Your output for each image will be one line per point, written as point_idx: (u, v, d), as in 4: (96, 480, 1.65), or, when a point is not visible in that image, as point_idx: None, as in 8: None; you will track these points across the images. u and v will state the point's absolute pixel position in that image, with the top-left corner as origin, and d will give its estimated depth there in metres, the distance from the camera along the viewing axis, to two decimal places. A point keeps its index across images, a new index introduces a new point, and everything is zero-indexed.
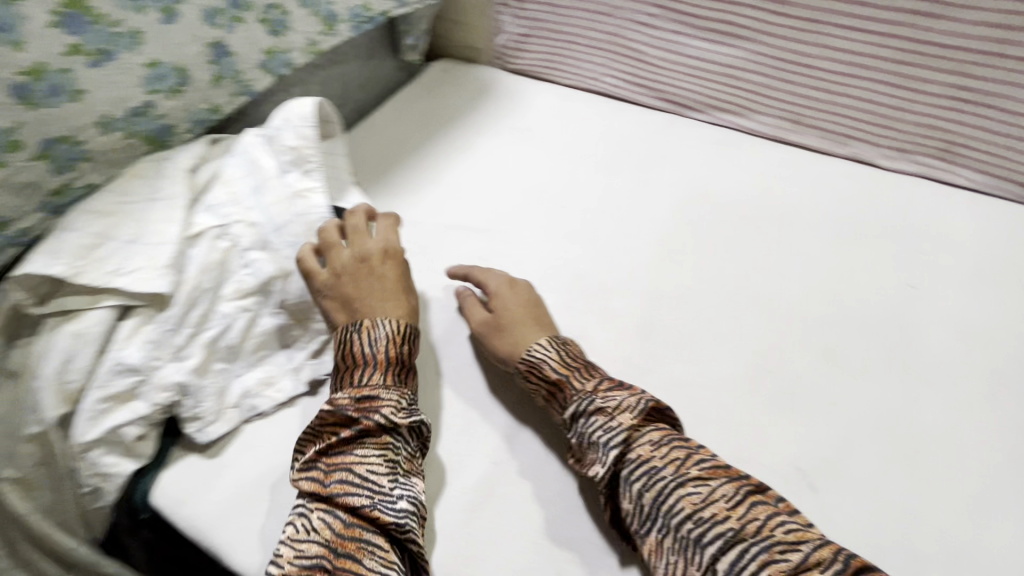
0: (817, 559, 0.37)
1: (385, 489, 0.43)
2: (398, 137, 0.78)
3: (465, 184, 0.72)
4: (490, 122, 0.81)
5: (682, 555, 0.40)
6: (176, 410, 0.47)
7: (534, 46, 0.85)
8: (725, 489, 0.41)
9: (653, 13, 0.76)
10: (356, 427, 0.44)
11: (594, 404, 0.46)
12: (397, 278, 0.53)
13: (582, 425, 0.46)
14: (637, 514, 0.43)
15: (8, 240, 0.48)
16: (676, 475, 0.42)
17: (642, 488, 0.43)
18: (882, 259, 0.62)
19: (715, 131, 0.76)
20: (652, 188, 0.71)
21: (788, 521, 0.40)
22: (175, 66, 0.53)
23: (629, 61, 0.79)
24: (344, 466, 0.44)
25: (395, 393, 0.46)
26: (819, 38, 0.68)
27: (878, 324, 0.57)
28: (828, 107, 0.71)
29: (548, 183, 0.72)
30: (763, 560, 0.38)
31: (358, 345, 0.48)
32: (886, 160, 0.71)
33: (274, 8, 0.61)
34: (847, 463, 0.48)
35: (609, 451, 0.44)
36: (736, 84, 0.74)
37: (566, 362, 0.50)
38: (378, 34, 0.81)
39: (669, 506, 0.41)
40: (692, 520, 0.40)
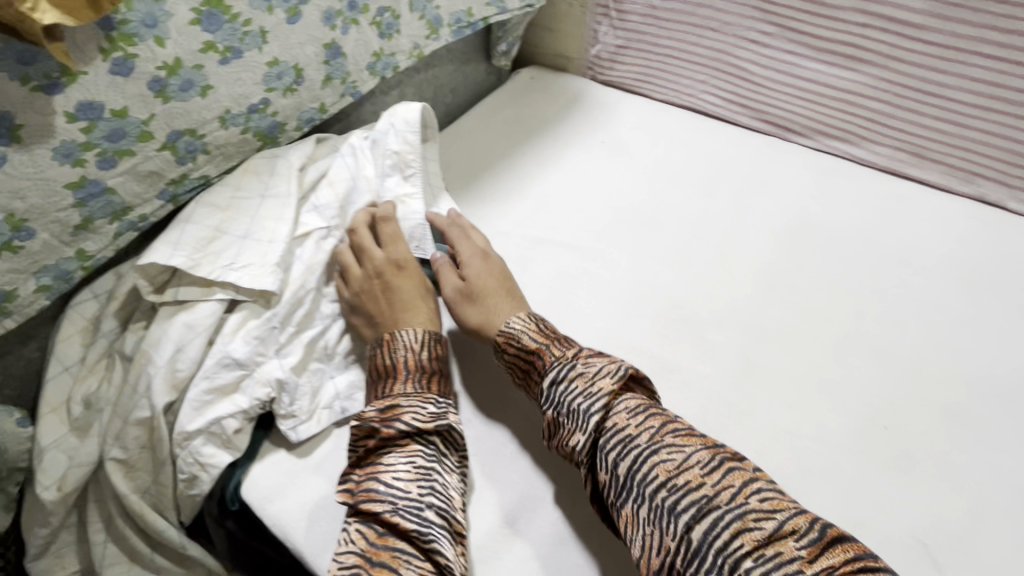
0: (791, 529, 0.35)
1: (411, 496, 0.41)
2: (486, 143, 0.78)
3: (552, 196, 0.71)
4: (580, 133, 0.79)
5: (657, 526, 0.38)
6: (273, 407, 0.48)
7: (630, 58, 0.82)
8: (700, 457, 0.39)
9: (767, 31, 0.70)
10: (378, 436, 0.44)
11: (574, 370, 0.46)
12: (419, 290, 0.52)
13: (559, 392, 0.45)
14: (613, 485, 0.41)
15: (131, 225, 0.49)
16: (650, 443, 0.41)
17: (617, 457, 0.41)
18: (1014, 313, 0.57)
19: (821, 159, 0.72)
20: (752, 215, 0.67)
21: (764, 490, 0.38)
22: (293, 65, 0.54)
23: (734, 80, 0.75)
24: (373, 475, 0.43)
25: (416, 400, 0.46)
26: (959, 67, 0.61)
27: (1011, 387, 0.52)
28: (953, 141, 0.65)
29: (640, 201, 0.69)
30: (738, 529, 0.36)
31: (380, 358, 0.48)
32: (1017, 203, 0.65)
33: (386, 11, 0.61)
34: (976, 542, 0.44)
35: (589, 417, 0.43)
36: (853, 111, 0.69)
37: (544, 333, 0.49)
38: (474, 39, 0.81)
39: (643, 474, 0.39)
40: (665, 488, 0.38)
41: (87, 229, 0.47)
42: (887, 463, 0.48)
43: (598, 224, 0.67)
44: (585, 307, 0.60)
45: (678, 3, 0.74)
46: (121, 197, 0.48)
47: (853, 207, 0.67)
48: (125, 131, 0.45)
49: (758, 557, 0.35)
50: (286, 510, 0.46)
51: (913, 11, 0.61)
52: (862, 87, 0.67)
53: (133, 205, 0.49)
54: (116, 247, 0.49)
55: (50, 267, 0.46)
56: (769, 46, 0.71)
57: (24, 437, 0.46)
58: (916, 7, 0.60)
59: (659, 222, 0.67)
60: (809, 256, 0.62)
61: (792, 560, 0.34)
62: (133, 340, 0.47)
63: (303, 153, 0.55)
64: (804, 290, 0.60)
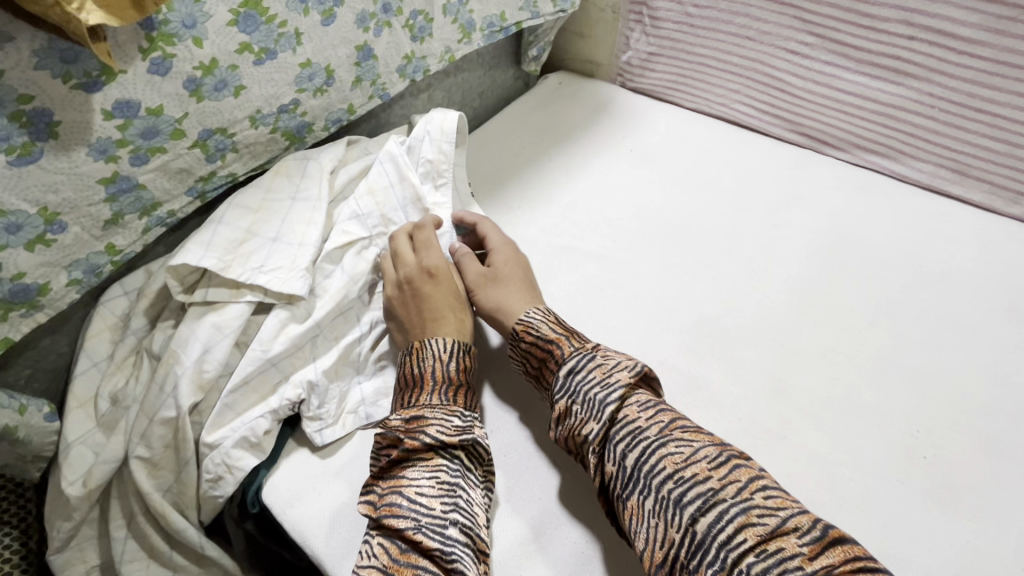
0: (794, 525, 0.34)
1: (436, 513, 0.40)
2: (513, 148, 0.77)
3: (581, 204, 0.70)
4: (607, 141, 0.78)
5: (662, 517, 0.37)
6: (301, 408, 0.48)
7: (661, 66, 0.81)
8: (708, 452, 0.39)
9: (807, 41, 0.68)
10: (401, 448, 0.43)
11: (593, 361, 0.46)
12: (450, 297, 0.52)
13: (576, 381, 0.45)
14: (620, 476, 0.41)
15: (160, 221, 0.50)
16: (659, 435, 0.41)
17: (626, 448, 0.41)
18: None
19: (858, 175, 0.70)
20: (785, 230, 0.65)
21: (769, 488, 0.37)
22: (324, 67, 0.54)
23: (768, 90, 0.74)
24: (396, 489, 0.42)
25: (442, 412, 0.45)
26: (1009, 83, 0.59)
27: None
28: (1000, 159, 0.63)
29: (668, 212, 0.68)
30: (740, 523, 0.35)
31: (409, 367, 0.48)
32: None
33: (420, 14, 0.61)
34: None
35: (605, 407, 0.43)
36: (893, 125, 0.67)
37: (561, 326, 0.50)
38: (504, 43, 0.80)
39: (650, 466, 0.39)
40: (672, 480, 0.38)
41: (118, 224, 0.47)
42: (924, 494, 0.46)
43: (627, 234, 0.66)
44: (611, 320, 0.58)
45: (714, 10, 0.72)
46: (150, 193, 0.48)
47: (892, 225, 0.64)
48: (159, 129, 0.46)
49: (760, 552, 0.34)
50: (305, 515, 0.46)
51: (963, 24, 0.58)
52: (904, 101, 0.65)
53: (162, 201, 0.49)
54: (144, 243, 0.50)
55: (80, 261, 0.46)
56: (807, 57, 0.69)
57: (49, 429, 0.47)
58: (967, 20, 0.58)
59: (690, 234, 0.66)
60: (845, 274, 0.61)
61: (792, 556, 0.33)
62: (161, 338, 0.47)
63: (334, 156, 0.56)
64: (839, 310, 0.58)
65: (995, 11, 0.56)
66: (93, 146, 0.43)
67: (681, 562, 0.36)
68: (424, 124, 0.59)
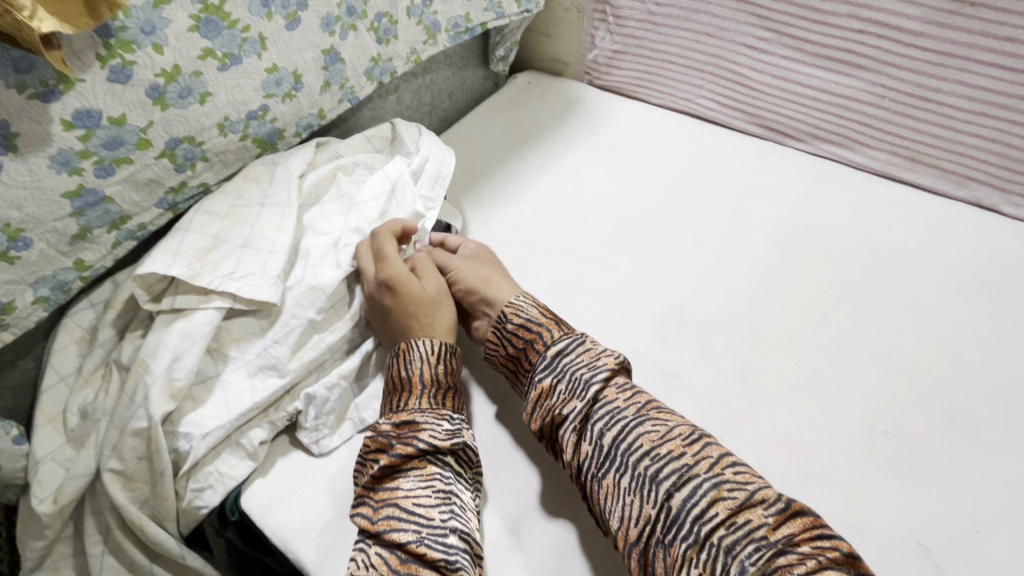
0: (761, 498, 0.37)
1: (434, 522, 0.41)
2: (484, 149, 0.78)
3: (552, 201, 0.71)
4: (577, 138, 0.79)
5: (638, 494, 0.39)
6: (298, 420, 0.50)
7: (627, 64, 0.82)
8: (682, 430, 0.42)
9: (764, 37, 0.70)
10: (395, 453, 0.44)
11: (583, 345, 0.48)
12: (420, 301, 0.52)
13: (564, 363, 0.47)
14: (596, 455, 0.42)
15: (129, 234, 0.49)
16: (637, 415, 0.43)
17: (604, 428, 0.43)
18: (1011, 315, 0.57)
19: (817, 163, 0.73)
20: (750, 221, 0.67)
21: (738, 465, 0.40)
22: (291, 72, 0.54)
23: (730, 85, 0.76)
24: (392, 501, 0.43)
25: (432, 416, 0.46)
26: (954, 73, 0.62)
27: (1009, 389, 0.52)
28: (948, 146, 0.66)
29: (639, 207, 0.70)
30: (713, 498, 0.37)
31: (397, 370, 0.48)
32: (1011, 207, 0.66)
33: (385, 17, 0.61)
34: (980, 543, 0.44)
35: (589, 387, 0.45)
36: (847, 115, 0.70)
37: (547, 313, 0.51)
38: (471, 44, 0.81)
39: (627, 444, 0.41)
40: (648, 457, 0.40)
41: (86, 239, 0.46)
42: (887, 466, 0.48)
43: (599, 231, 0.67)
44: (586, 313, 0.60)
45: (675, 8, 0.74)
46: (119, 206, 0.47)
47: (851, 211, 0.67)
48: (124, 138, 0.45)
49: (730, 525, 0.36)
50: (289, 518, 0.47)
51: (908, 17, 0.61)
52: (858, 91, 0.68)
53: (131, 214, 0.48)
54: (115, 257, 0.49)
55: (47, 278, 0.45)
56: (766, 50, 0.71)
57: (19, 453, 0.46)
58: (912, 13, 0.61)
59: (660, 227, 0.67)
60: (806, 260, 0.63)
61: (759, 527, 0.36)
62: (130, 349, 0.46)
63: (304, 161, 0.55)
64: (804, 295, 0.60)
65: (936, 4, 0.59)
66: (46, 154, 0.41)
67: (656, 537, 0.38)
68: (422, 157, 0.61)
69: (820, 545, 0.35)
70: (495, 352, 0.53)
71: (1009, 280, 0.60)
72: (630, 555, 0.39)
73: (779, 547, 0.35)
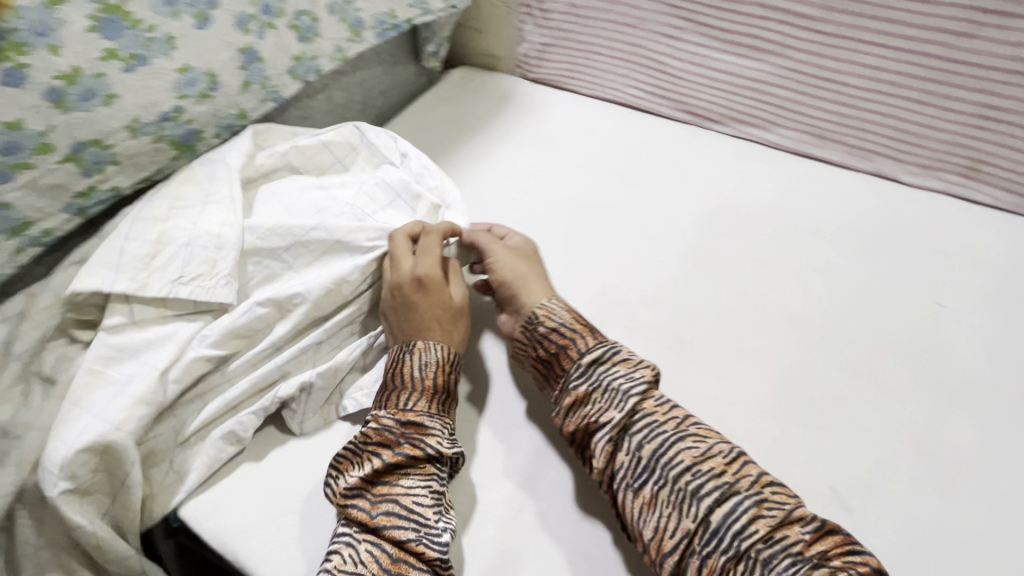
0: (799, 516, 0.39)
1: (431, 522, 0.43)
2: (419, 145, 0.78)
3: (487, 193, 0.72)
4: (510, 130, 0.80)
5: (677, 507, 0.41)
6: (289, 402, 0.51)
7: (556, 56, 0.84)
8: (722, 446, 0.43)
9: (679, 26, 0.74)
10: (401, 453, 0.45)
11: (617, 355, 0.49)
12: (442, 305, 0.53)
13: (600, 372, 0.48)
14: (633, 466, 0.44)
15: (32, 241, 0.47)
16: (676, 430, 0.44)
17: (643, 440, 0.44)
18: (909, 275, 0.62)
19: (738, 144, 0.77)
20: (677, 201, 0.70)
21: (776, 483, 0.42)
22: (206, 72, 0.53)
23: (652, 72, 0.79)
24: (391, 497, 0.44)
25: (439, 422, 0.47)
26: (850, 54, 0.66)
27: (907, 342, 0.57)
28: (851, 122, 0.71)
29: (571, 194, 0.72)
30: (753, 515, 0.39)
31: (409, 367, 0.49)
32: (910, 177, 0.71)
33: (304, 15, 0.62)
34: (880, 482, 0.49)
35: (628, 398, 0.46)
36: (760, 97, 0.74)
37: (578, 321, 0.52)
38: (401, 40, 0.81)
39: (669, 458, 0.43)
40: (690, 472, 0.42)
41: None
42: (804, 420, 0.52)
43: (535, 219, 0.69)
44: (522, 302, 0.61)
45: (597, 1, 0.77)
46: (20, 212, 0.45)
47: (769, 186, 0.71)
48: (21, 144, 0.44)
49: (769, 540, 0.38)
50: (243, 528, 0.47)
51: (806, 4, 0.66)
52: (769, 73, 0.72)
53: (34, 221, 0.47)
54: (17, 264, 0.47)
55: None
56: (683, 38, 0.75)
57: None
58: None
59: (593, 212, 0.69)
60: (728, 235, 0.66)
61: (796, 542, 0.38)
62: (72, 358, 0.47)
63: (242, 155, 0.55)
64: (726, 268, 0.63)
65: None
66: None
67: (692, 549, 0.40)
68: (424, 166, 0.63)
69: (853, 562, 0.37)
70: (524, 350, 0.53)
71: (909, 243, 0.65)
72: (662, 565, 0.41)
73: (813, 563, 0.37)
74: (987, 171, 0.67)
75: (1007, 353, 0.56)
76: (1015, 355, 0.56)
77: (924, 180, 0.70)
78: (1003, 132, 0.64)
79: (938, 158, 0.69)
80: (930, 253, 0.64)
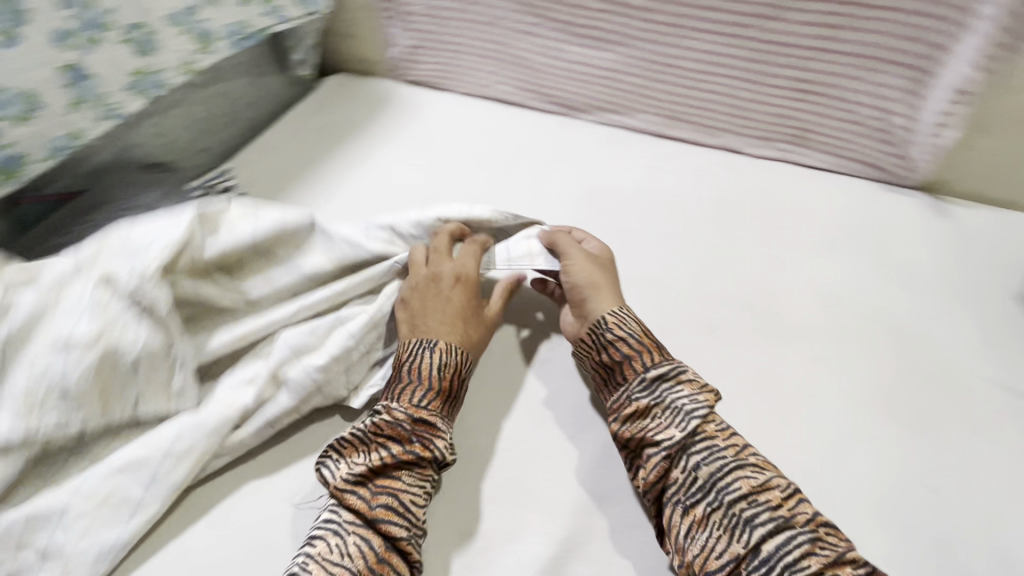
0: (851, 557, 0.42)
1: (420, 524, 0.47)
2: (294, 154, 0.78)
3: (364, 194, 0.73)
4: (386, 132, 0.81)
5: (728, 531, 0.44)
6: (309, 399, 0.53)
7: (426, 58, 0.86)
8: (778, 481, 0.46)
9: (534, 22, 0.77)
10: (410, 450, 0.48)
11: (678, 375, 0.51)
12: (462, 305, 0.56)
13: (662, 388, 0.51)
14: (686, 484, 0.47)
15: None
16: (734, 458, 0.47)
17: (700, 461, 0.47)
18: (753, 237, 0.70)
19: (604, 130, 0.82)
20: (550, 187, 0.75)
21: (829, 525, 0.44)
22: (20, 92, 0.52)
23: (518, 68, 0.82)
24: (391, 491, 0.47)
25: (448, 428, 0.51)
26: (683, 40, 0.72)
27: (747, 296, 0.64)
28: (695, 102, 0.77)
29: (446, 189, 0.74)
30: (806, 551, 0.42)
31: (426, 361, 0.52)
32: (751, 148, 0.78)
33: (137, 28, 0.60)
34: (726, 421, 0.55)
35: (689, 420, 0.48)
36: (615, 85, 0.79)
37: (644, 339, 0.54)
38: (260, 50, 0.78)
39: (726, 484, 0.45)
40: (745, 501, 0.44)
41: None
42: None
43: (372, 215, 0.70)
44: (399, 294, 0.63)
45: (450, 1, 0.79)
46: None
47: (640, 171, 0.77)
48: None
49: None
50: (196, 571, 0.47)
51: None
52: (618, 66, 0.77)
53: None
54: None
55: None
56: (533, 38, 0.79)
57: None
58: None
59: (468, 204, 0.73)
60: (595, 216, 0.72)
61: None
62: None
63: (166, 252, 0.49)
64: None
65: None
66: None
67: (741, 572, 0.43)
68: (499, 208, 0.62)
69: None
70: (586, 352, 0.56)
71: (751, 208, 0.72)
72: None
73: None
74: (814, 138, 0.75)
75: (835, 299, 0.64)
76: (842, 298, 0.64)
77: (763, 150, 0.78)
78: (818, 102, 0.72)
79: (771, 127, 0.76)
80: (770, 216, 0.71)
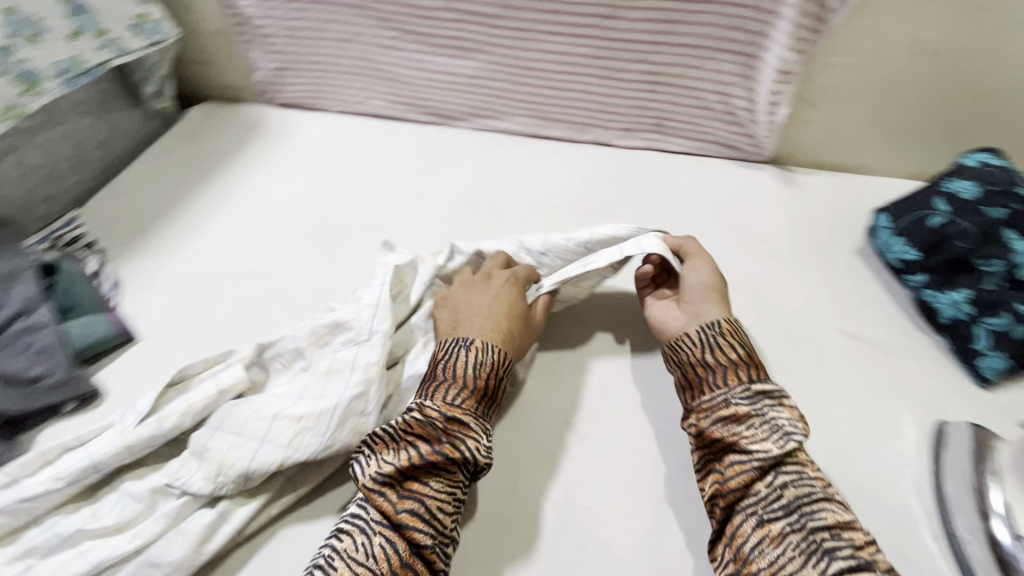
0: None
1: (444, 532, 0.61)
2: (162, 191, 1.01)
3: (183, 273, 0.90)
4: (268, 160, 1.06)
5: (806, 555, 0.54)
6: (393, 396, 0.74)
7: (290, 79, 1.12)
8: (864, 529, 0.58)
9: (393, 36, 1.01)
10: (439, 447, 0.63)
11: (780, 400, 0.66)
12: (512, 312, 0.76)
13: (762, 402, 0.65)
14: (767, 500, 0.59)
15: None
16: (823, 490, 0.60)
17: (788, 481, 0.60)
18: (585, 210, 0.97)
19: (478, 136, 1.09)
20: (430, 192, 1.00)
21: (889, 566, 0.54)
22: None
23: (381, 77, 1.07)
24: (414, 497, 0.61)
25: (478, 429, 0.65)
26: (538, 44, 0.97)
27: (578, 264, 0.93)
28: (562, 100, 1.04)
29: (283, 219, 0.97)
30: None
31: (461, 364, 0.69)
32: (619, 139, 1.08)
33: None
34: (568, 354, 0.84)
35: (787, 441, 0.61)
36: (490, 85, 1.05)
37: (749, 357, 0.69)
38: (110, 86, 1.00)
39: (812, 510, 0.58)
40: (828, 531, 0.56)
41: None
42: None
43: (276, 282, 0.88)
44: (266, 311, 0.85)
45: (309, 23, 1.03)
46: None
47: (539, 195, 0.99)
48: None
49: None
50: (280, 569, 0.65)
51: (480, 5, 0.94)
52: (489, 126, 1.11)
53: None
54: None
55: None
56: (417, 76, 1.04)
57: None
58: (434, 22, 0.98)
59: (422, 231, 0.94)
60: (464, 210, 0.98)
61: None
62: None
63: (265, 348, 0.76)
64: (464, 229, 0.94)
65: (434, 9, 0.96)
66: (53, 309, 0.79)
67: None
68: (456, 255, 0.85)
69: None
70: (677, 352, 0.72)
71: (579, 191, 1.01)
72: None
73: None
74: (669, 124, 1.04)
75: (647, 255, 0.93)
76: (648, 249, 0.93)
77: (630, 138, 1.08)
78: (673, 90, 0.99)
79: (639, 122, 1.05)
80: (602, 202, 0.98)
